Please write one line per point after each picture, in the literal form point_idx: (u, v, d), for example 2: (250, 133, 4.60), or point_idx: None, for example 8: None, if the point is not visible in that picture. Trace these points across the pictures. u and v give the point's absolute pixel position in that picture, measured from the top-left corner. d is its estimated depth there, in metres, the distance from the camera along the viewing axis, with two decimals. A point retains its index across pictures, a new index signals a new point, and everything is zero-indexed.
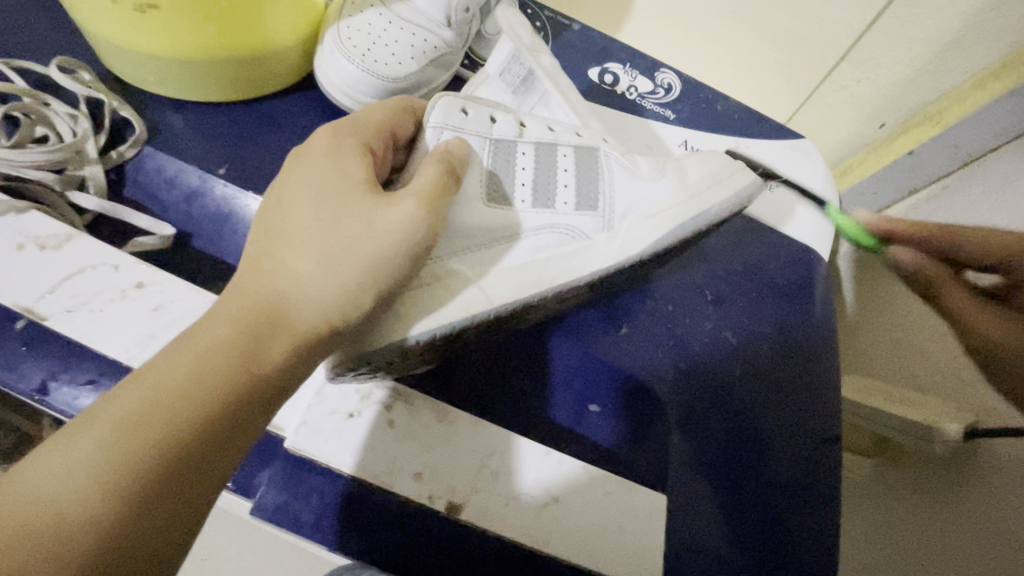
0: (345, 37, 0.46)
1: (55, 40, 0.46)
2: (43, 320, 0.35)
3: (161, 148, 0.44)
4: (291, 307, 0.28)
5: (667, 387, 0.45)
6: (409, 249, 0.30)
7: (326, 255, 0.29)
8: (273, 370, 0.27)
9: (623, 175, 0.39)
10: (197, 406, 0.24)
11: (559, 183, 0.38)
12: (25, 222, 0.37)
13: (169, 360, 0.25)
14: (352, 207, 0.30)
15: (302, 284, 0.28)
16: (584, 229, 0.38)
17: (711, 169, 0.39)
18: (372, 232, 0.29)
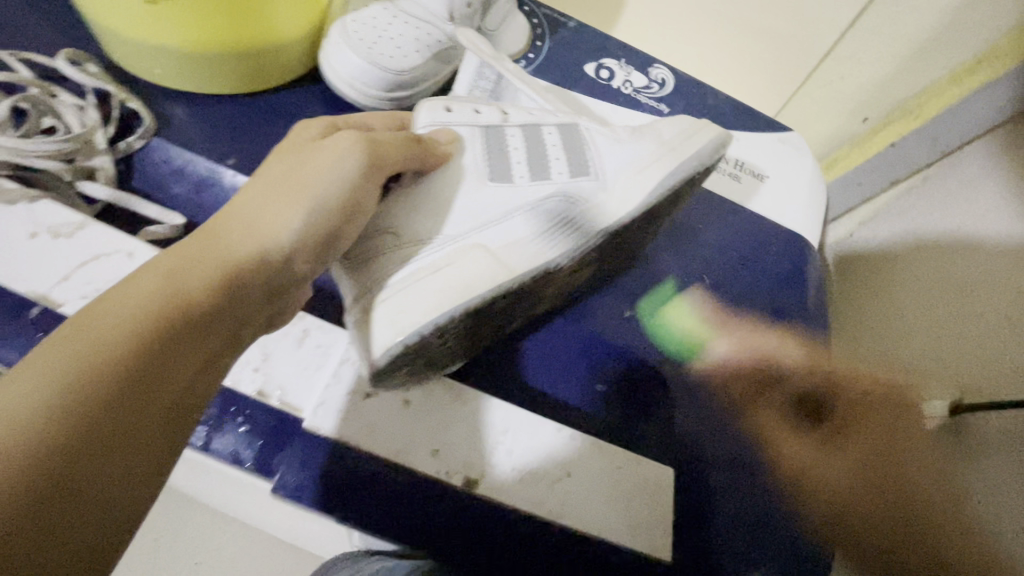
0: (351, 31, 0.46)
1: (60, 33, 0.46)
2: (58, 306, 0.36)
3: (170, 140, 0.45)
4: (241, 253, 0.28)
5: (670, 366, 0.46)
6: (356, 198, 0.32)
7: (275, 205, 0.29)
8: (222, 310, 0.26)
9: (607, 143, 0.41)
10: (135, 352, 0.23)
11: (552, 158, 0.40)
12: (38, 211, 0.38)
13: (97, 307, 0.24)
14: (294, 166, 0.31)
15: (245, 232, 0.28)
16: (581, 191, 0.39)
17: (686, 125, 0.41)
18: (317, 180, 0.30)
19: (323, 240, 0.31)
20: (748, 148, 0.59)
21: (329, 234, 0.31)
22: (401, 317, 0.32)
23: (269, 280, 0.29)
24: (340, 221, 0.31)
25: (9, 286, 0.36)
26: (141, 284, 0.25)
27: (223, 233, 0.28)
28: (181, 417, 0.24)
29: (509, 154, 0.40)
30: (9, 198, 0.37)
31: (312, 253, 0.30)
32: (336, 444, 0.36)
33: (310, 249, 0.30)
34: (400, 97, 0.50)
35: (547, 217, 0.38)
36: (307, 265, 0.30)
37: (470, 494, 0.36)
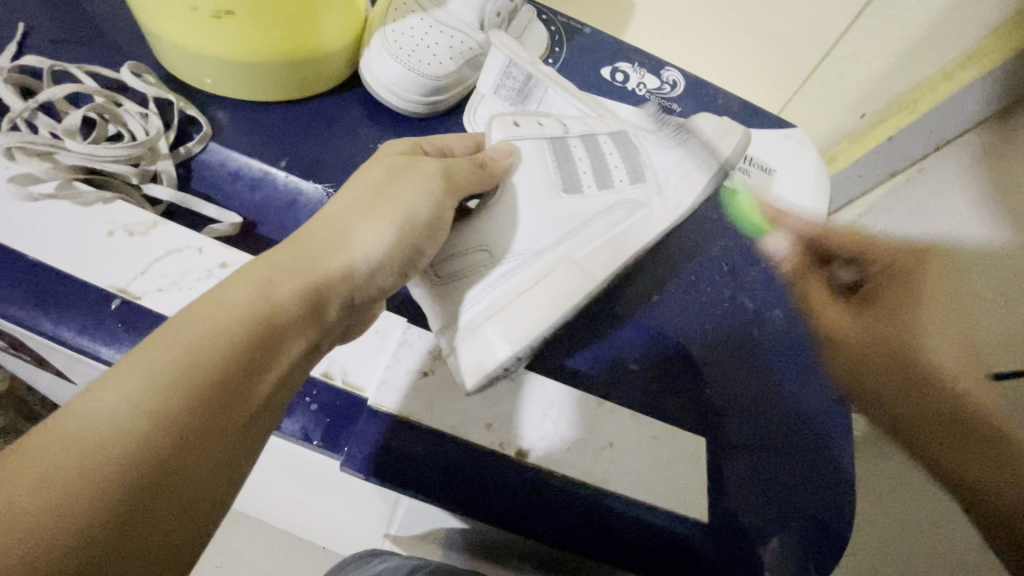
0: (391, 40, 0.50)
1: (119, 47, 0.49)
2: (136, 298, 0.38)
3: (226, 144, 0.48)
4: (324, 271, 0.30)
5: (698, 344, 0.50)
6: (433, 221, 0.35)
7: (360, 225, 0.32)
8: (301, 327, 0.28)
9: (653, 145, 0.45)
10: (208, 370, 0.24)
11: (610, 166, 0.43)
12: (113, 211, 0.40)
13: (190, 316, 0.26)
14: (380, 189, 0.33)
15: (324, 250, 0.31)
16: (642, 199, 0.43)
17: (720, 124, 0.46)
18: (404, 202, 0.33)
19: (401, 259, 0.34)
20: (757, 145, 0.63)
21: (406, 256, 0.34)
22: (512, 331, 0.38)
23: (343, 300, 0.31)
24: (418, 244, 0.34)
25: (90, 281, 0.39)
26: (235, 298, 0.27)
27: (307, 252, 0.30)
28: (257, 431, 0.26)
29: (574, 168, 0.43)
30: (87, 200, 0.40)
31: (389, 272, 0.33)
32: (398, 418, 0.39)
33: (389, 271, 0.33)
34: (435, 101, 0.53)
35: (613, 227, 0.43)
36: (379, 284, 0.33)
37: (523, 463, 0.39)
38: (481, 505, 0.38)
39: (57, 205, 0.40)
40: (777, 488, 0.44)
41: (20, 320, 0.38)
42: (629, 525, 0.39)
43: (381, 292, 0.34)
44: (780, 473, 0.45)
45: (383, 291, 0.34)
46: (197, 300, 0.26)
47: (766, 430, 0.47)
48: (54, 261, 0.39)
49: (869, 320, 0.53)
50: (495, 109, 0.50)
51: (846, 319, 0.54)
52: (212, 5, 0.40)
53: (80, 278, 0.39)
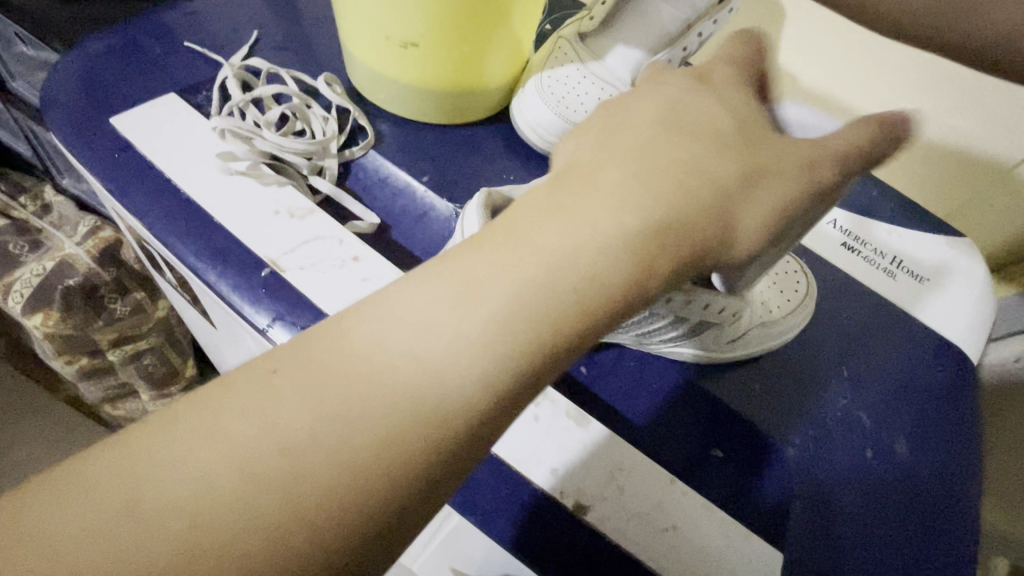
0: (545, 84, 0.53)
1: (320, 60, 0.59)
2: (282, 271, 0.45)
3: (382, 154, 0.54)
4: (411, 412, 0.24)
5: (796, 451, 0.44)
6: (592, 290, 0.25)
7: (448, 333, 0.24)
8: (391, 470, 0.23)
9: (709, 345, 0.45)
10: (292, 535, 0.22)
11: (722, 323, 0.43)
12: (284, 195, 0.48)
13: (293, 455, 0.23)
14: (472, 260, 0.26)
15: (397, 384, 0.24)
16: (707, 344, 0.45)
17: (795, 319, 0.48)
18: (533, 271, 0.25)
19: (538, 361, 0.25)
20: (910, 249, 0.58)
21: (546, 363, 0.25)
22: None
23: (449, 440, 0.24)
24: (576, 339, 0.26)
25: (251, 249, 0.45)
26: (285, 423, 0.23)
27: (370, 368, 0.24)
28: (353, 561, 0.23)
29: (696, 320, 0.42)
30: (266, 181, 0.48)
31: (524, 386, 0.25)
32: None
33: (516, 387, 0.25)
34: None
35: (664, 343, 0.44)
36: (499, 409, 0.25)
37: (578, 517, 0.39)
38: (550, 559, 0.40)
39: (244, 180, 0.48)
40: None
41: (195, 267, 0.45)
42: None
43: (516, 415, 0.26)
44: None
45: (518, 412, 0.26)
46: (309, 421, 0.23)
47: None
48: (230, 226, 0.46)
49: None
50: None
51: None
52: (403, 36, 0.47)
53: (245, 244, 0.46)
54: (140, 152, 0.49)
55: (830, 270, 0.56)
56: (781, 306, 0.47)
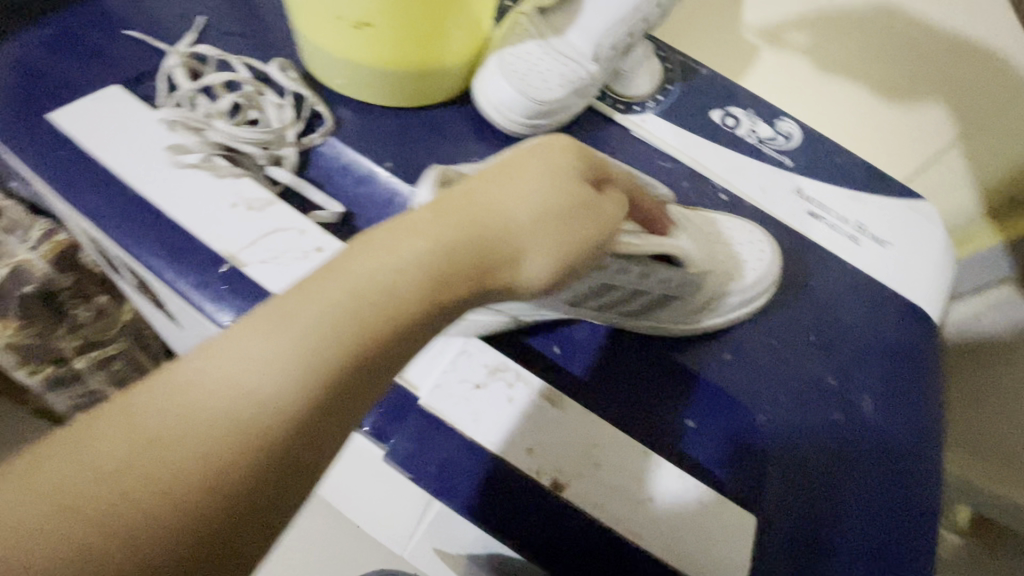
0: (507, 61, 0.52)
1: (272, 44, 0.56)
2: (243, 266, 0.43)
3: (342, 140, 0.53)
4: (314, 324, 0.24)
5: (767, 417, 0.45)
6: (398, 303, 0.26)
7: (260, 356, 0.23)
8: (298, 383, 0.23)
9: (673, 312, 0.46)
10: (264, 426, 0.23)
11: (682, 292, 0.45)
12: (240, 188, 0.46)
13: (261, 352, 0.23)
14: (289, 299, 0.25)
15: (198, 413, 0.22)
16: (678, 317, 0.47)
17: (760, 287, 0.49)
18: (345, 297, 0.25)
19: (357, 374, 0.25)
20: (873, 213, 0.59)
21: (356, 381, 0.25)
22: (469, 343, 0.42)
23: (272, 450, 0.23)
24: (381, 359, 0.25)
25: (209, 244, 0.44)
26: (251, 342, 0.23)
27: (175, 397, 0.22)
28: (307, 463, 0.24)
29: (653, 296, 0.43)
30: (220, 173, 0.46)
31: (346, 403, 0.25)
32: (446, 425, 0.40)
33: (337, 400, 0.24)
34: (535, 124, 0.54)
35: (636, 324, 0.46)
36: (313, 429, 0.24)
37: (557, 496, 0.39)
38: (531, 546, 0.38)
39: (198, 173, 0.46)
40: None
41: (150, 267, 0.43)
42: None
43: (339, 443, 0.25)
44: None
45: (344, 430, 0.25)
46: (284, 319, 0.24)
47: (814, 537, 0.42)
48: (186, 221, 0.44)
49: None
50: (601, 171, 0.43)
51: None
52: (355, 16, 0.45)
53: (202, 239, 0.44)
54: (83, 147, 0.46)
55: (796, 238, 0.57)
56: (747, 267, 0.49)
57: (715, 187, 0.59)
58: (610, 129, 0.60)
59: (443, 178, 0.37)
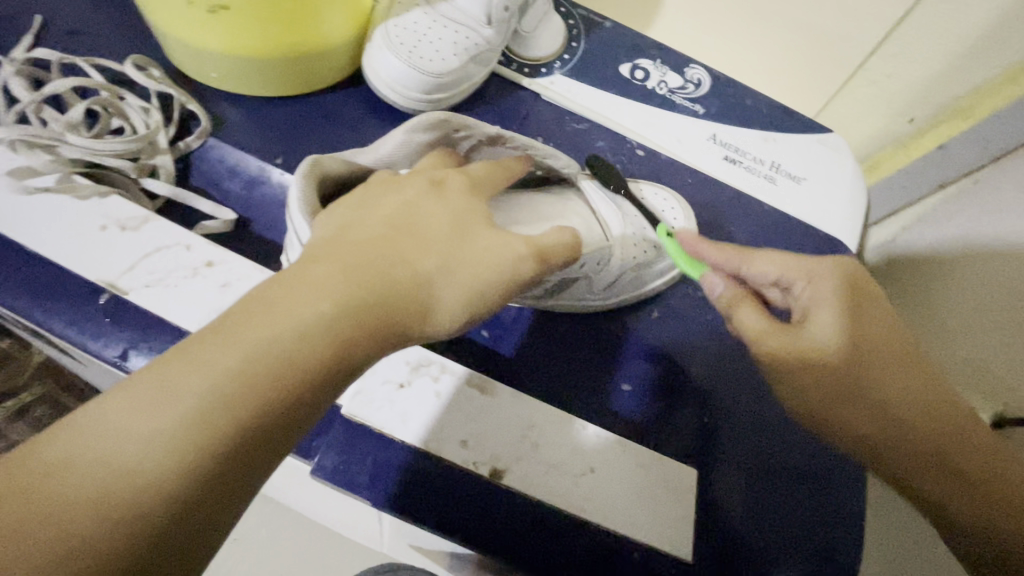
0: (393, 34, 0.48)
1: (129, 41, 0.50)
2: (124, 293, 0.39)
3: (225, 140, 0.48)
4: (198, 371, 0.23)
5: (699, 368, 0.46)
6: (291, 370, 0.24)
7: (142, 434, 0.21)
8: (189, 443, 0.22)
9: (596, 289, 0.45)
10: (151, 491, 0.21)
11: (605, 268, 0.43)
12: (108, 207, 0.41)
13: (145, 411, 0.22)
14: (172, 366, 0.23)
15: (66, 500, 0.20)
16: (582, 294, 0.44)
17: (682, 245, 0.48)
18: (234, 362, 0.23)
19: (243, 446, 0.23)
20: (786, 151, 0.60)
21: (243, 456, 0.23)
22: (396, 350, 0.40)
23: (166, 509, 0.21)
24: (271, 428, 0.24)
25: (81, 275, 0.39)
26: (132, 406, 0.22)
27: (47, 473, 0.21)
28: (206, 522, 0.22)
29: (557, 281, 0.41)
30: (82, 193, 0.41)
31: (232, 474, 0.23)
32: (373, 430, 0.38)
33: (224, 472, 0.22)
34: (435, 99, 0.50)
35: (539, 300, 0.43)
36: (193, 510, 0.22)
37: (497, 483, 0.38)
38: (476, 538, 0.37)
39: (56, 198, 0.41)
40: (743, 537, 0.40)
41: (17, 309, 0.39)
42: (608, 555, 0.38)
43: (221, 521, 0.23)
44: (783, 513, 0.41)
45: (229, 503, 0.23)
46: (168, 372, 0.23)
47: (755, 475, 0.42)
48: (50, 253, 0.39)
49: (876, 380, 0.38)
50: (498, 147, 0.41)
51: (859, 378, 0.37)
52: None
53: (73, 272, 0.39)
54: None
55: (714, 186, 0.57)
56: (669, 231, 0.47)
57: (630, 143, 0.58)
58: (518, 95, 0.58)
59: (318, 167, 0.33)
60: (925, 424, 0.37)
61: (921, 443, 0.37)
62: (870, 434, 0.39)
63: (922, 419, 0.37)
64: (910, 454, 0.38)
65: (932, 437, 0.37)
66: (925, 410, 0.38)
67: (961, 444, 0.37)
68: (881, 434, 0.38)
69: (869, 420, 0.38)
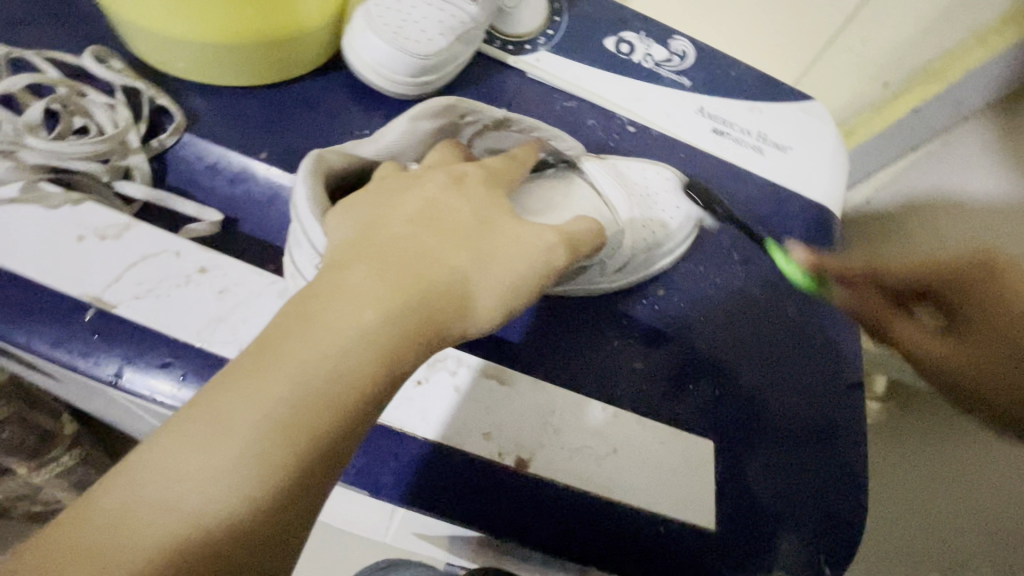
0: (376, 15, 0.46)
1: (82, 30, 0.46)
2: (112, 308, 0.36)
3: (202, 136, 0.45)
4: (247, 400, 0.22)
5: (708, 343, 0.47)
6: (339, 387, 0.23)
7: (196, 470, 0.21)
8: (249, 471, 0.21)
9: (607, 273, 0.45)
10: (219, 523, 0.21)
11: (615, 253, 0.43)
12: (82, 215, 0.38)
13: (199, 443, 0.21)
14: (219, 399, 0.22)
15: (125, 551, 0.20)
16: (594, 278, 0.44)
17: (686, 220, 0.48)
18: (280, 387, 0.22)
19: (304, 473, 0.22)
20: (773, 121, 0.60)
21: (304, 482, 0.22)
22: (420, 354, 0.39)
23: (234, 537, 0.21)
24: (329, 448, 0.23)
25: (63, 290, 0.36)
26: (184, 441, 0.21)
27: (108, 520, 0.20)
28: (275, 545, 0.22)
29: (573, 269, 0.40)
30: (53, 202, 0.38)
31: (296, 501, 0.22)
32: (395, 431, 0.37)
33: (288, 499, 0.22)
34: (424, 83, 0.48)
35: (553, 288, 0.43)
36: (260, 541, 0.22)
37: (524, 473, 0.38)
38: (503, 527, 0.37)
39: (23, 209, 0.37)
40: (764, 504, 0.42)
41: None
42: (636, 532, 0.39)
43: (288, 544, 0.23)
44: (796, 475, 0.43)
45: (303, 518, 0.23)
46: (214, 403, 0.22)
47: (769, 443, 0.44)
48: (24, 269, 0.36)
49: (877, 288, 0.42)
50: (505, 134, 0.40)
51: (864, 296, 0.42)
52: None
53: (52, 288, 0.36)
54: None
55: (707, 159, 0.57)
56: (674, 208, 0.48)
57: (621, 120, 0.57)
58: (505, 74, 0.56)
59: (322, 163, 0.32)
60: (991, 328, 0.37)
61: (920, 324, 0.39)
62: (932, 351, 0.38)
63: (990, 323, 0.37)
64: (929, 339, 0.38)
65: (905, 299, 0.40)
66: (918, 289, 0.39)
67: (990, 315, 0.37)
68: (907, 309, 0.39)
69: (864, 298, 0.42)
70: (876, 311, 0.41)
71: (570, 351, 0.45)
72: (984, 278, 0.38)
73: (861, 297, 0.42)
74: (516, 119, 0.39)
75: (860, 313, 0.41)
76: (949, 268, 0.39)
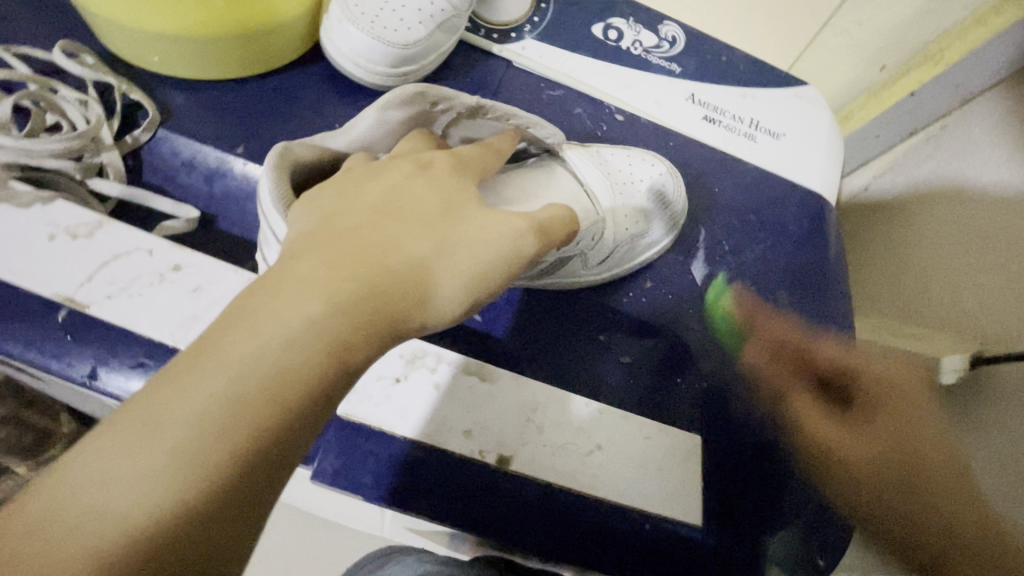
0: (352, 4, 0.44)
1: (54, 25, 0.45)
2: (84, 308, 0.36)
3: (177, 132, 0.44)
4: (189, 397, 0.21)
5: (694, 335, 0.46)
6: (287, 382, 0.22)
7: (135, 468, 0.20)
8: (189, 469, 0.21)
9: (589, 265, 0.43)
10: (158, 522, 0.20)
11: (597, 244, 0.42)
12: (53, 213, 0.37)
13: (137, 442, 0.21)
14: (159, 397, 0.21)
15: (53, 554, 0.19)
16: (578, 271, 0.43)
17: (671, 208, 0.47)
18: (224, 383, 0.22)
19: (250, 470, 0.22)
20: (765, 107, 0.59)
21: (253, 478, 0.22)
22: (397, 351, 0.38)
23: (176, 537, 0.20)
24: (277, 443, 0.22)
25: (34, 290, 0.36)
26: (123, 439, 0.21)
27: (42, 521, 0.20)
28: (223, 543, 0.22)
29: (553, 261, 0.39)
30: (22, 201, 0.37)
31: (242, 499, 0.22)
32: (373, 429, 0.37)
33: (232, 498, 0.22)
34: (404, 73, 0.47)
35: (534, 281, 0.42)
36: (206, 540, 0.21)
37: (506, 470, 0.37)
38: (485, 526, 0.37)
39: None
40: (750, 499, 0.41)
41: None
42: (619, 528, 0.38)
43: (239, 544, 0.22)
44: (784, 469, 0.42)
45: (254, 515, 0.22)
46: (155, 402, 0.21)
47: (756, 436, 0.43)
48: None
49: (872, 439, 0.41)
50: (482, 122, 0.39)
51: (853, 441, 0.41)
52: None
53: (24, 288, 0.36)
54: None
55: (697, 147, 0.56)
56: (660, 197, 0.47)
57: (609, 109, 0.56)
58: (489, 63, 0.55)
59: (288, 156, 0.31)
60: (959, 498, 0.38)
61: (895, 480, 0.39)
62: (844, 450, 0.41)
63: (960, 510, 0.38)
64: (860, 488, 0.40)
65: (893, 466, 0.40)
66: (908, 469, 0.39)
67: (905, 447, 0.40)
68: (908, 477, 0.39)
69: (872, 451, 0.40)
70: (880, 467, 0.40)
71: (556, 344, 0.44)
72: (890, 405, 0.42)
73: (848, 436, 0.41)
74: (492, 107, 0.38)
75: (865, 466, 0.40)
76: (890, 393, 0.42)
